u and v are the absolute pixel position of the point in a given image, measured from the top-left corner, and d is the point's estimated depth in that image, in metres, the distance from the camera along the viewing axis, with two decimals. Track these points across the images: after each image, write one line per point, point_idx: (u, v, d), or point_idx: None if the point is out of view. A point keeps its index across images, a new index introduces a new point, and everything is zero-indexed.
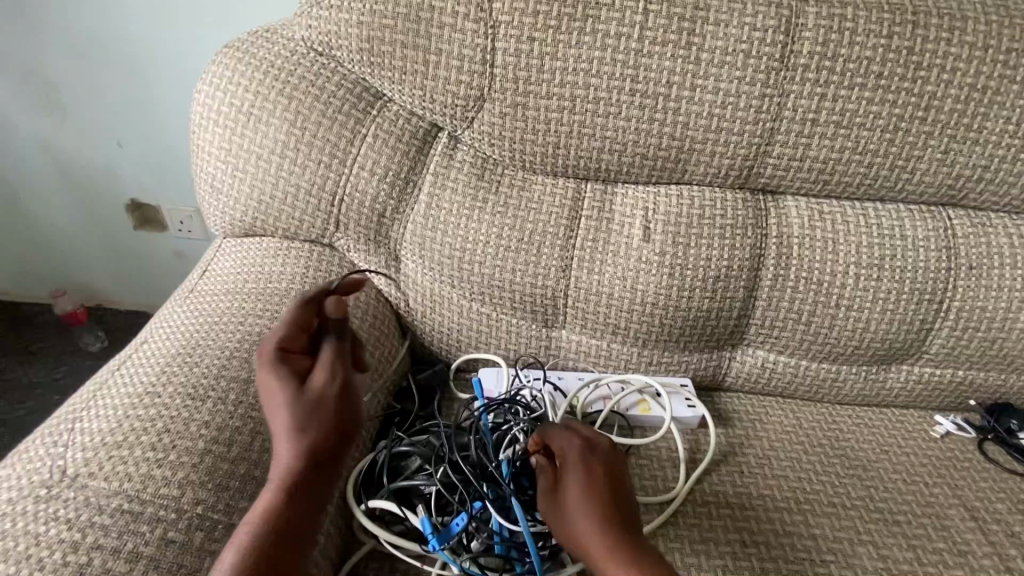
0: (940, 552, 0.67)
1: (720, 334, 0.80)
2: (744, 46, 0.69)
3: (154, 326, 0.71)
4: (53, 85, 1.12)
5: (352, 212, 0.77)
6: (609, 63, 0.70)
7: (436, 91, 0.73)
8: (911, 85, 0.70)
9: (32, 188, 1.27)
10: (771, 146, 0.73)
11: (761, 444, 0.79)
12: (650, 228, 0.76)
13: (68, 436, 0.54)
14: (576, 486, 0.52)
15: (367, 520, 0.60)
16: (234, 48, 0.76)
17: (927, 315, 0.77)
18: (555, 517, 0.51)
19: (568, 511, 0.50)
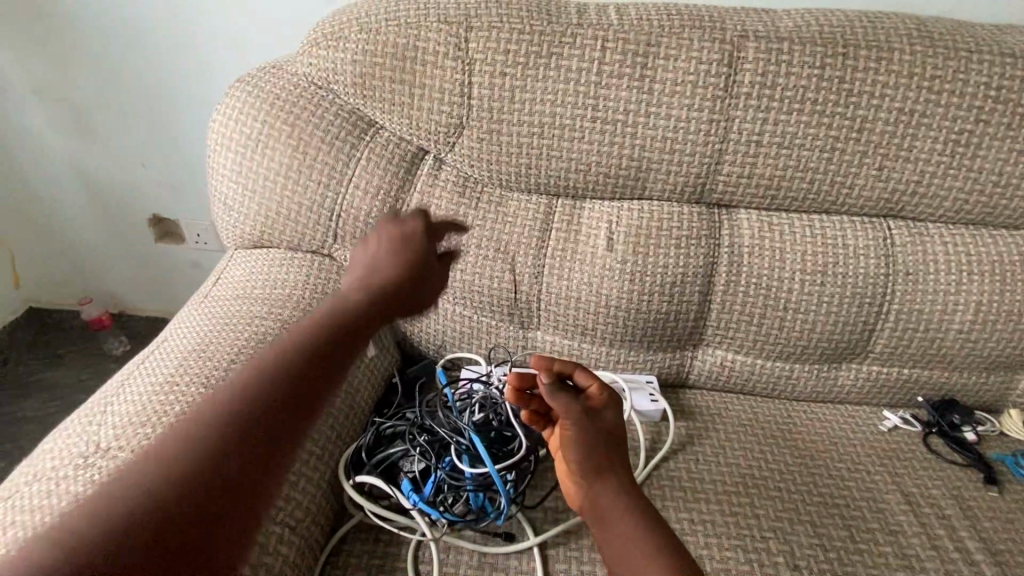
0: (872, 530, 0.74)
1: (680, 335, 0.88)
2: (691, 78, 0.77)
3: (174, 327, 0.81)
4: (85, 113, 1.24)
5: (348, 226, 0.87)
6: (572, 93, 0.79)
7: (421, 119, 0.83)
8: (843, 111, 0.78)
9: (65, 205, 1.39)
10: (720, 165, 0.81)
11: (718, 435, 0.86)
12: (613, 239, 0.84)
13: (101, 417, 0.63)
14: (612, 423, 0.66)
15: (356, 493, 0.69)
16: (245, 82, 0.87)
17: (869, 317, 0.85)
18: (590, 431, 0.64)
19: (602, 435, 0.64)
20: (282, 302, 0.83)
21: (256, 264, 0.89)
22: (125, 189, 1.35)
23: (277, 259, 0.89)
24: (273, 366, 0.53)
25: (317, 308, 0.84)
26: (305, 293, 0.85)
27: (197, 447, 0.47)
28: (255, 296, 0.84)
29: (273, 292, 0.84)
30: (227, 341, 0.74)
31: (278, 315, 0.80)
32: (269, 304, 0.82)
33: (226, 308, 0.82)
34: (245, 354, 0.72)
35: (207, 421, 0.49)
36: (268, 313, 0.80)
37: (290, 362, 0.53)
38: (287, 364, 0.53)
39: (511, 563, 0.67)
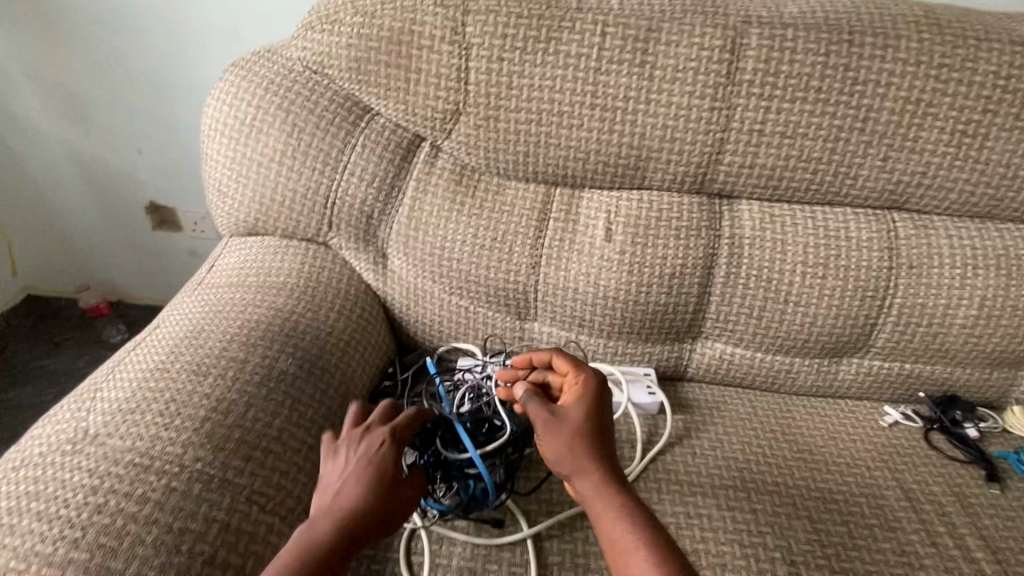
0: (872, 527, 0.73)
1: (679, 327, 0.87)
2: (693, 64, 0.76)
3: (166, 314, 0.80)
4: (81, 99, 1.23)
5: (343, 213, 0.86)
6: (571, 80, 0.77)
7: (417, 105, 0.81)
8: (848, 99, 0.76)
9: (63, 192, 1.38)
10: (722, 154, 0.80)
11: (716, 429, 0.85)
12: (611, 229, 0.83)
13: (90, 403, 0.62)
14: (579, 414, 0.62)
15: None
16: (239, 67, 0.85)
17: (871, 310, 0.83)
18: (550, 433, 0.61)
19: (566, 432, 0.60)
20: (275, 291, 0.82)
21: (250, 252, 0.88)
22: (122, 176, 1.34)
23: (271, 247, 0.88)
24: (376, 459, 0.58)
25: (312, 296, 0.83)
26: (299, 282, 0.84)
27: (320, 541, 0.51)
28: (249, 284, 0.83)
29: (267, 280, 0.83)
30: (219, 329, 0.73)
31: (271, 303, 0.79)
32: (262, 292, 0.81)
33: (219, 296, 0.81)
34: (237, 342, 0.71)
35: (330, 517, 0.53)
36: (261, 301, 0.79)
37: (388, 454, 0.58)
38: (388, 458, 0.58)
39: (505, 556, 0.67)
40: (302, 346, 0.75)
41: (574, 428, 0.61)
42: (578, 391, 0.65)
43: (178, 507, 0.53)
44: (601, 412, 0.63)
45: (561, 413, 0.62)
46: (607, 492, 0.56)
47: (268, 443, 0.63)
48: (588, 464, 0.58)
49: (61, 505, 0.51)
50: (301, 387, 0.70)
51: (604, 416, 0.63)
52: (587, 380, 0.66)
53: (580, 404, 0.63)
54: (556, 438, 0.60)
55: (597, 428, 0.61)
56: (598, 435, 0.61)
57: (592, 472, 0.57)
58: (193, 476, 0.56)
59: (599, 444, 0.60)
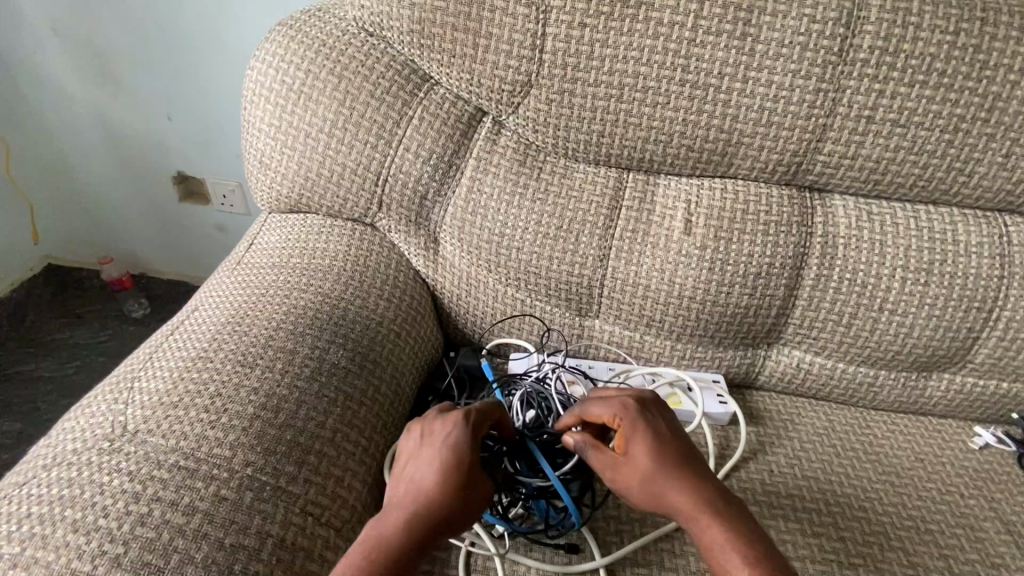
0: (972, 562, 0.66)
1: (757, 332, 0.79)
2: (801, 38, 0.67)
3: (204, 294, 0.74)
4: (110, 59, 1.16)
5: (395, 192, 0.79)
6: (660, 52, 0.69)
7: (483, 75, 0.73)
8: (975, 85, 0.67)
9: (88, 157, 1.32)
10: (822, 142, 0.71)
11: (792, 444, 0.78)
12: (691, 221, 0.75)
13: (128, 394, 0.57)
14: (641, 454, 0.55)
15: None
16: (287, 27, 0.78)
17: (974, 323, 0.76)
18: (625, 486, 0.55)
19: (638, 482, 0.54)
20: (322, 274, 0.75)
21: (293, 230, 0.81)
22: (150, 144, 1.27)
23: (315, 226, 0.81)
24: (449, 449, 0.51)
25: (361, 282, 0.76)
26: (347, 266, 0.77)
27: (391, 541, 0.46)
28: (293, 265, 0.76)
29: (312, 262, 0.76)
30: (264, 314, 0.67)
31: (318, 288, 0.73)
32: (308, 275, 0.74)
33: (261, 277, 0.74)
34: (284, 331, 0.65)
35: (399, 515, 0.48)
36: (307, 285, 0.73)
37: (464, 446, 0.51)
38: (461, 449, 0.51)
39: None
40: (352, 337, 0.68)
41: (644, 472, 0.54)
42: (624, 425, 0.57)
43: (229, 518, 0.48)
44: (660, 436, 0.56)
45: (622, 460, 0.55)
46: (712, 530, 0.51)
47: (322, 446, 0.57)
48: (678, 502, 0.53)
49: (102, 512, 0.46)
50: (354, 383, 0.64)
51: (665, 438, 0.56)
52: (627, 411, 0.57)
53: (638, 441, 0.55)
54: (632, 490, 0.54)
55: (666, 456, 0.55)
56: (670, 463, 0.54)
57: (683, 511, 0.53)
58: (243, 483, 0.51)
59: (677, 472, 0.54)
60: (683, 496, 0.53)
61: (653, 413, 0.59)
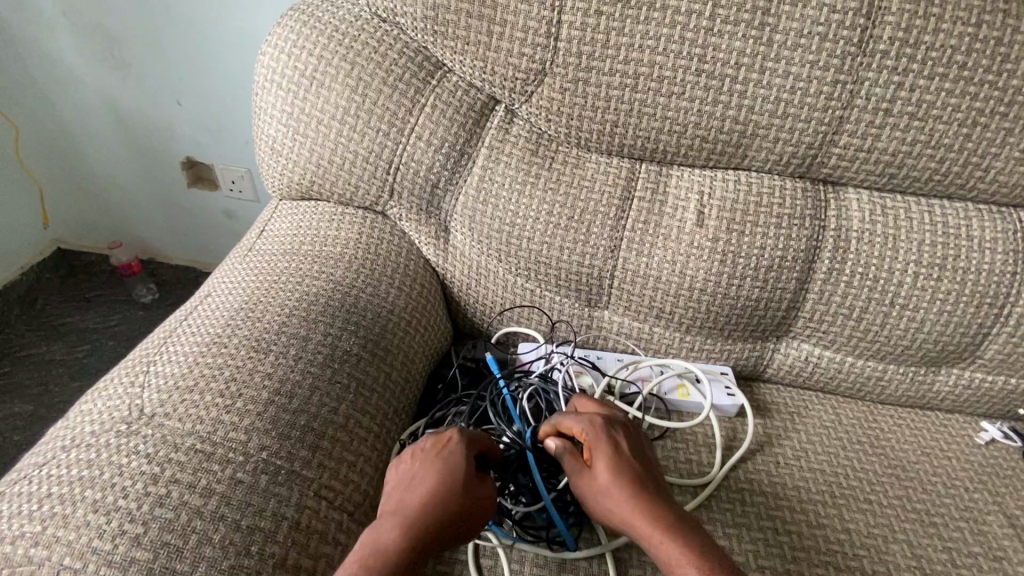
0: (975, 555, 0.67)
1: (767, 325, 0.80)
2: (820, 29, 0.66)
3: (216, 281, 0.74)
4: (119, 44, 1.16)
5: (407, 180, 0.78)
6: (677, 41, 0.68)
7: (497, 63, 0.73)
8: (995, 79, 0.66)
9: (97, 142, 1.32)
10: (838, 135, 0.71)
11: (799, 436, 0.79)
12: (704, 213, 0.75)
13: (143, 377, 0.58)
14: (601, 468, 0.56)
15: None
16: (300, 12, 0.77)
17: (985, 319, 0.76)
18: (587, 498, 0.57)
19: (598, 494, 0.56)
20: (333, 262, 0.75)
21: (303, 218, 0.81)
22: (160, 129, 1.27)
23: (326, 213, 0.81)
24: (439, 456, 0.53)
25: (372, 270, 0.76)
26: (358, 254, 0.77)
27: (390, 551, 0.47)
28: (304, 252, 0.76)
29: (323, 250, 0.76)
30: (277, 300, 0.67)
31: (329, 275, 0.73)
32: (319, 263, 0.75)
33: (273, 264, 0.74)
34: (296, 317, 0.65)
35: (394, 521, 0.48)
36: (319, 273, 0.73)
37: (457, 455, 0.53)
38: (451, 453, 0.53)
39: (581, 565, 0.62)
40: (364, 325, 0.69)
41: (602, 485, 0.55)
42: (591, 439, 0.59)
43: (245, 501, 0.49)
44: (623, 453, 0.57)
45: (586, 473, 0.57)
46: (666, 544, 0.51)
47: (335, 431, 0.57)
48: (634, 517, 0.53)
49: (120, 493, 0.47)
50: (365, 369, 0.65)
51: (627, 454, 0.57)
52: (596, 425, 0.60)
53: (599, 455, 0.57)
54: (592, 501, 0.56)
55: (626, 472, 0.56)
56: (629, 479, 0.55)
57: (639, 525, 0.53)
58: (259, 467, 0.51)
59: (635, 488, 0.55)
60: (640, 512, 0.53)
61: (620, 431, 0.60)
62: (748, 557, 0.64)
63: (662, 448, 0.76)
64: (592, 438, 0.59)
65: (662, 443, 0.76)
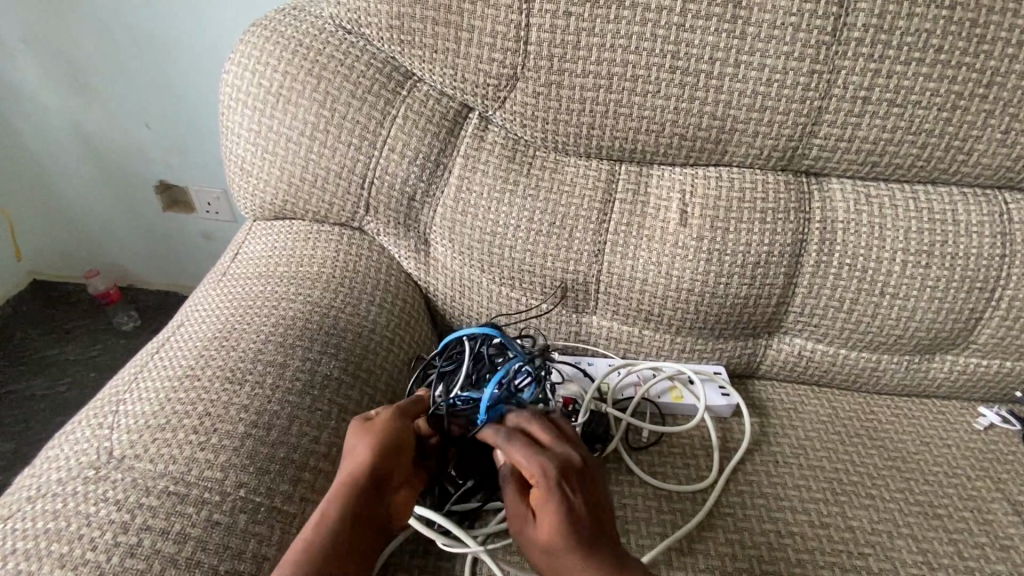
0: (981, 546, 0.66)
1: (757, 321, 0.78)
2: (793, 19, 0.65)
3: (189, 309, 0.71)
4: (82, 72, 1.13)
5: (382, 195, 0.76)
6: (649, 39, 0.67)
7: (467, 70, 0.71)
8: (972, 60, 0.65)
9: (67, 172, 1.29)
10: (818, 126, 0.70)
11: (796, 433, 0.77)
12: (687, 212, 0.73)
13: (112, 418, 0.55)
14: (545, 526, 0.50)
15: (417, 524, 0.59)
16: (262, 27, 0.75)
17: (977, 303, 0.75)
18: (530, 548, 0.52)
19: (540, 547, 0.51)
20: (311, 282, 0.73)
21: (279, 237, 0.79)
22: (130, 151, 1.24)
23: (301, 233, 0.79)
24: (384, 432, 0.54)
25: (351, 289, 0.74)
26: (336, 273, 0.75)
27: (323, 527, 0.49)
28: (280, 274, 0.74)
29: (300, 271, 0.74)
30: (252, 326, 0.65)
31: (307, 296, 0.71)
32: (295, 284, 0.72)
33: (247, 288, 0.72)
34: (273, 343, 0.63)
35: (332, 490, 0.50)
36: (296, 295, 0.71)
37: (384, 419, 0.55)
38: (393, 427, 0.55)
39: None
40: (344, 346, 0.67)
41: (546, 542, 0.51)
42: (541, 489, 0.52)
43: (223, 544, 0.47)
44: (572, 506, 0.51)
45: (529, 521, 0.52)
46: None
47: (317, 462, 0.55)
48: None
49: (89, 545, 0.45)
50: (348, 394, 0.63)
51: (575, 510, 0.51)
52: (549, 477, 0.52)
53: (544, 503, 0.51)
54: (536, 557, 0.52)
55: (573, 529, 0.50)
56: (573, 537, 0.50)
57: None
58: (236, 506, 0.49)
59: (578, 549, 0.50)
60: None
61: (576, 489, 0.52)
62: (751, 563, 0.63)
63: (658, 454, 0.74)
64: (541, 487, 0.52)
65: (658, 448, 0.75)
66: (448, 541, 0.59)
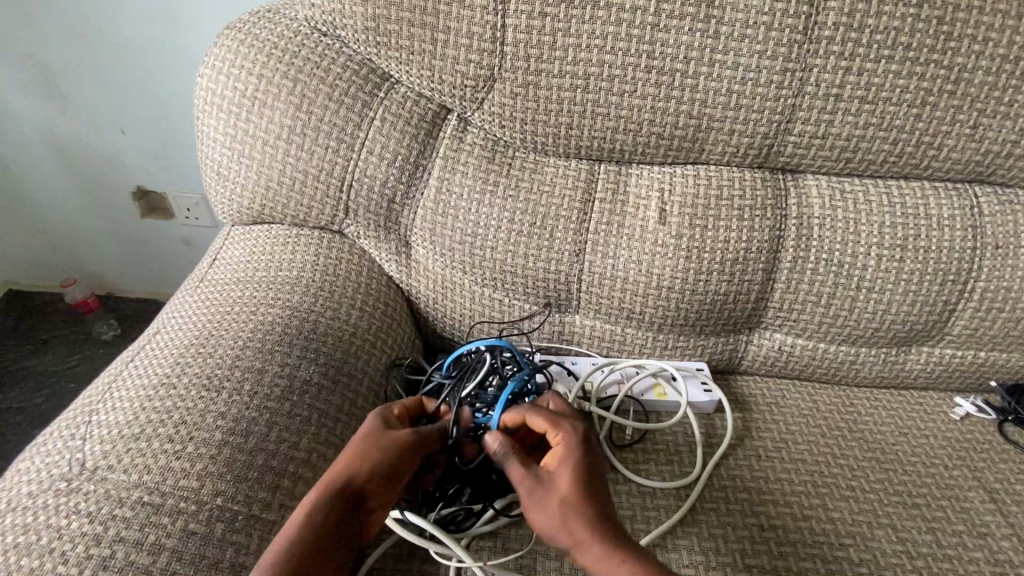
0: (959, 534, 0.67)
1: (738, 317, 0.79)
2: (765, 18, 0.66)
3: (165, 317, 0.70)
4: (52, 80, 1.12)
5: (361, 198, 0.76)
6: (624, 39, 0.67)
7: (444, 71, 0.71)
8: (940, 58, 0.67)
9: (40, 180, 1.27)
10: (792, 123, 0.71)
11: (777, 427, 0.78)
12: (666, 210, 0.74)
13: (85, 428, 0.54)
14: (567, 472, 0.52)
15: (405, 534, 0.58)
16: (236, 30, 0.74)
17: (950, 296, 0.76)
18: (536, 503, 0.51)
19: (555, 496, 0.50)
20: (290, 287, 0.72)
21: (257, 242, 0.78)
22: (105, 158, 1.22)
23: (281, 237, 0.78)
24: (392, 447, 0.52)
25: (331, 293, 0.73)
26: (315, 278, 0.74)
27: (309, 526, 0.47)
28: (258, 279, 0.73)
29: (278, 276, 0.73)
30: (229, 333, 0.64)
31: (286, 301, 0.70)
32: (275, 289, 0.71)
33: (225, 294, 0.71)
34: (251, 349, 0.63)
35: (327, 491, 0.49)
36: (274, 299, 0.70)
37: (400, 436, 0.53)
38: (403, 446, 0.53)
39: None
40: (325, 351, 0.66)
41: (563, 489, 0.51)
42: (562, 446, 0.54)
43: (199, 554, 0.46)
44: (590, 467, 0.53)
45: (544, 474, 0.52)
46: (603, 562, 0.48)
47: (296, 468, 0.55)
48: (585, 527, 0.49)
49: (59, 559, 0.44)
50: (328, 399, 0.62)
51: (591, 474, 0.52)
52: (571, 436, 0.55)
53: (566, 454, 0.53)
54: (546, 510, 0.50)
55: (590, 478, 0.52)
56: (592, 487, 0.51)
57: (589, 534, 0.49)
58: (213, 515, 0.49)
59: (597, 495, 0.51)
60: (601, 559, 0.48)
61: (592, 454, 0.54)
62: (733, 558, 0.63)
63: (642, 452, 0.74)
64: (563, 443, 0.55)
65: (642, 446, 0.75)
66: (441, 549, 0.58)
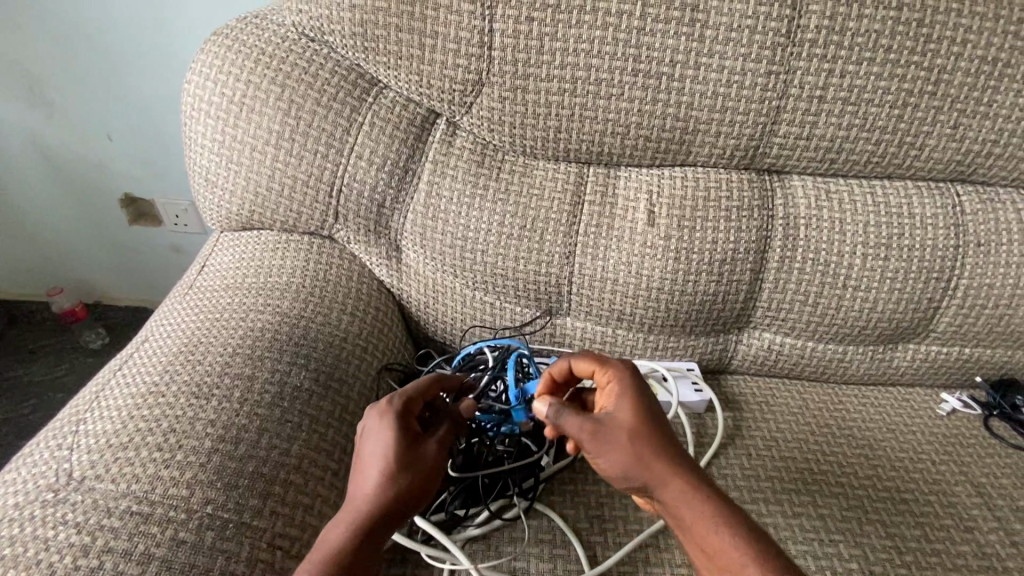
0: (948, 528, 0.68)
1: (727, 317, 0.80)
2: (749, 22, 0.67)
3: (154, 325, 0.70)
4: (38, 88, 1.11)
5: (350, 203, 0.76)
6: (611, 43, 0.68)
7: (432, 76, 0.71)
8: (920, 59, 0.68)
9: (25, 188, 1.25)
10: (777, 125, 0.71)
11: (767, 425, 0.79)
12: (654, 212, 0.75)
13: (72, 438, 0.54)
14: (626, 408, 0.51)
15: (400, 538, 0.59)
16: (222, 36, 0.74)
17: (934, 293, 0.77)
18: (602, 443, 0.50)
19: (620, 431, 0.49)
20: (280, 292, 0.72)
21: (247, 248, 0.78)
22: (92, 166, 1.21)
23: (270, 243, 0.78)
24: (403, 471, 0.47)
25: (321, 298, 0.73)
26: (305, 283, 0.74)
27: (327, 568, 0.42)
28: (247, 285, 0.73)
29: (268, 281, 0.73)
30: (218, 340, 0.64)
31: (276, 307, 0.70)
32: (264, 295, 0.71)
33: (214, 301, 0.71)
34: (240, 356, 0.62)
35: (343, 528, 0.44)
36: (264, 305, 0.70)
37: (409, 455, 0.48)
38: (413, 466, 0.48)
39: None
40: (315, 356, 0.66)
41: (627, 425, 0.50)
42: (613, 387, 0.54)
43: (189, 563, 0.46)
44: (646, 401, 0.52)
45: (602, 416, 0.51)
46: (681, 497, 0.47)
47: (287, 474, 0.55)
48: (656, 458, 0.48)
49: (47, 571, 0.44)
50: (319, 405, 0.62)
51: (650, 408, 0.51)
52: (619, 375, 0.54)
53: (619, 394, 0.53)
54: (612, 449, 0.49)
55: (650, 412, 0.51)
56: (654, 421, 0.50)
57: (660, 468, 0.48)
58: (203, 523, 0.48)
59: (659, 423, 0.51)
60: (679, 493, 0.47)
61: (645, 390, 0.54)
62: None
63: None
64: (614, 384, 0.54)
65: None
66: (433, 553, 0.59)
